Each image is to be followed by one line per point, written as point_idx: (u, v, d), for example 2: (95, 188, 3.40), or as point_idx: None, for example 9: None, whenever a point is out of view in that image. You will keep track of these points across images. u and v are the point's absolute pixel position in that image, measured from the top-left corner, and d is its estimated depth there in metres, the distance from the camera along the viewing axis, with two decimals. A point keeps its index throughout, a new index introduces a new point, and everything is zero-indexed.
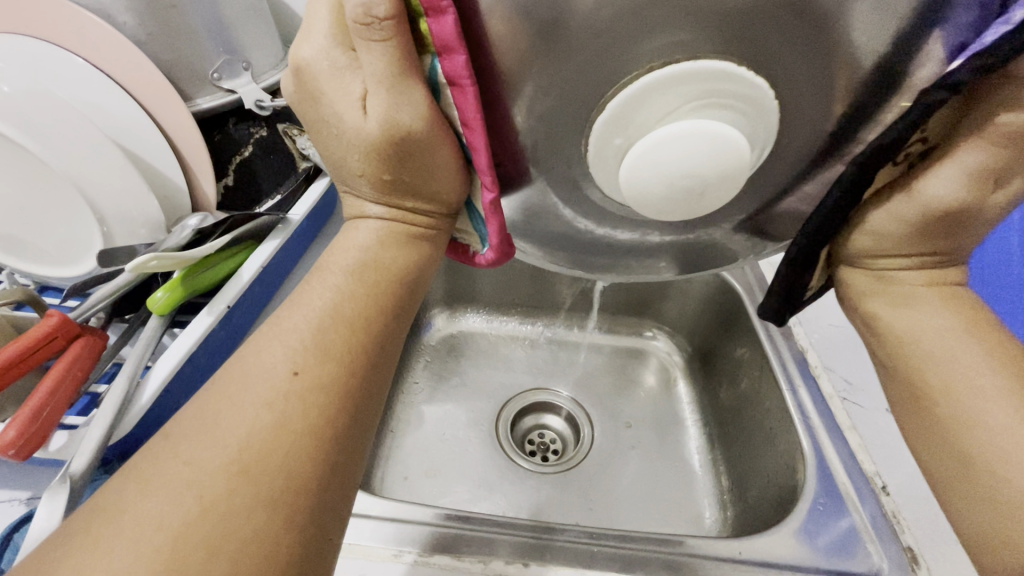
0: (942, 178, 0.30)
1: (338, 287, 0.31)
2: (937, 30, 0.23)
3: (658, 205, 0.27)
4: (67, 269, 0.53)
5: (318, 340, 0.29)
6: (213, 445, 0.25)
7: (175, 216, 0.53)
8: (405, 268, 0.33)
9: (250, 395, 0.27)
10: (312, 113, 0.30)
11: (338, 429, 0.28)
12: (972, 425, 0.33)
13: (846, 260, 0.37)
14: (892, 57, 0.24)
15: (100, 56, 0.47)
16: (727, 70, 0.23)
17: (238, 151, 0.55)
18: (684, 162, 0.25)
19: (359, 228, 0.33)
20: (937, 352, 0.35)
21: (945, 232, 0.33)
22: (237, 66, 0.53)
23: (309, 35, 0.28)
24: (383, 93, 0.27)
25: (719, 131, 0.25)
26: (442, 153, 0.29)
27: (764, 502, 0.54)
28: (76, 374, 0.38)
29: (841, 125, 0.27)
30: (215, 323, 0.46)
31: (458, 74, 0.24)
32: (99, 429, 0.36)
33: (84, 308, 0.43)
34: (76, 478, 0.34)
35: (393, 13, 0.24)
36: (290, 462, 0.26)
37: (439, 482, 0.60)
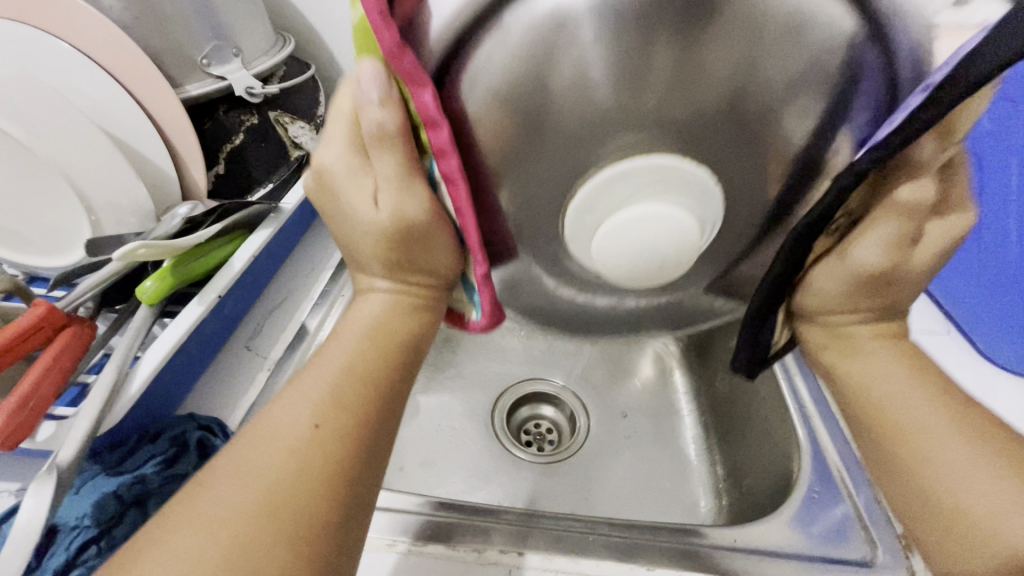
0: (866, 248, 0.34)
1: (353, 350, 0.33)
2: (843, 127, 0.28)
3: (626, 269, 0.31)
4: (54, 258, 0.52)
5: (336, 394, 0.32)
6: (246, 487, 0.28)
7: (165, 205, 0.52)
8: (409, 333, 0.35)
9: (278, 444, 0.29)
10: (330, 206, 0.34)
11: (352, 475, 0.30)
12: (925, 461, 0.35)
13: (801, 315, 0.41)
14: (809, 148, 0.29)
15: (85, 40, 0.46)
16: (675, 164, 0.28)
17: (228, 139, 0.54)
18: (647, 243, 0.30)
19: (371, 299, 0.36)
20: (899, 395, 0.37)
21: (880, 291, 0.37)
22: (227, 52, 0.52)
23: (329, 143, 0.32)
24: (394, 192, 0.31)
25: (673, 215, 0.29)
26: (441, 239, 0.33)
27: (758, 491, 0.54)
28: (64, 364, 0.38)
29: (776, 207, 0.32)
30: (205, 313, 0.46)
31: (442, 146, 0.27)
32: (87, 419, 0.36)
33: (71, 297, 0.42)
34: (64, 469, 0.34)
35: (401, 128, 0.29)
36: (311, 506, 0.28)
37: (434, 472, 0.60)
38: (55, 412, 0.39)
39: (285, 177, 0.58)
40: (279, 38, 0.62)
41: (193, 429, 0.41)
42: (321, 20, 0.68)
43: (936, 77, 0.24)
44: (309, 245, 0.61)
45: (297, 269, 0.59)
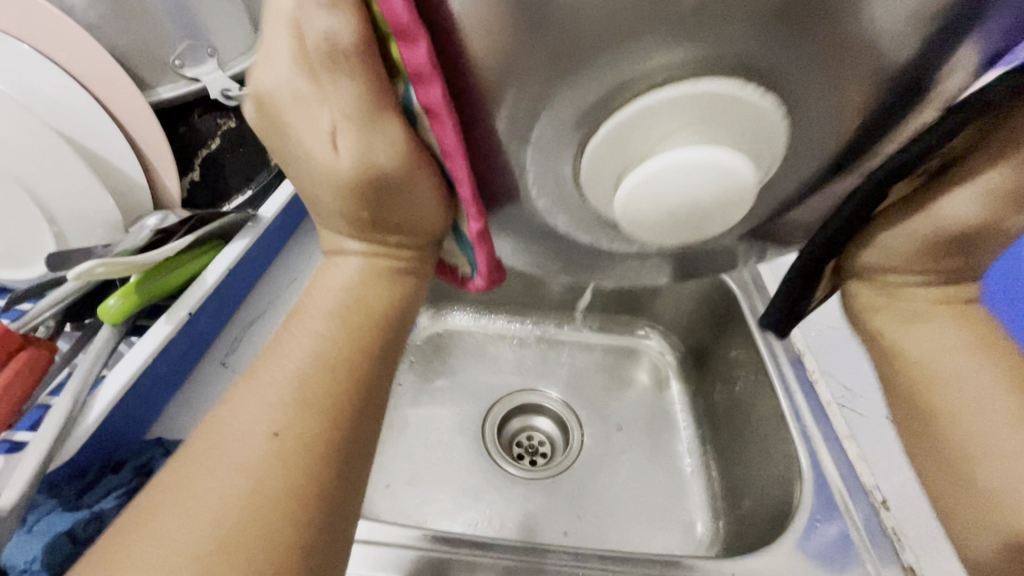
0: (956, 198, 0.29)
1: (321, 334, 0.28)
2: (971, 35, 0.21)
3: (652, 229, 0.25)
4: (14, 272, 0.49)
5: (314, 367, 0.27)
6: (187, 520, 0.23)
7: (135, 214, 0.49)
8: (387, 305, 0.30)
9: (226, 463, 0.25)
10: (278, 142, 0.27)
11: (323, 486, 0.26)
12: (974, 449, 0.32)
13: (853, 273, 0.36)
14: (918, 61, 0.21)
15: (49, 43, 0.44)
16: (736, 92, 0.20)
17: (204, 143, 0.51)
18: (679, 190, 0.23)
19: (338, 265, 0.30)
20: (946, 372, 0.33)
21: (947, 253, 0.32)
22: (201, 51, 0.49)
23: (268, 60, 0.25)
24: (358, 130, 0.24)
25: (718, 158, 0.22)
26: (423, 194, 0.26)
27: (758, 513, 0.52)
28: (14, 393, 0.36)
29: (853, 140, 0.24)
30: (174, 331, 0.43)
31: (433, 104, 0.22)
32: (35, 456, 0.34)
33: (29, 317, 0.40)
34: (6, 512, 0.32)
35: (362, 42, 0.22)
36: (271, 535, 0.24)
37: (421, 490, 0.58)
38: (13, 440, 0.37)
39: (265, 184, 0.56)
40: None
41: (159, 455, 0.39)
42: None
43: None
44: (291, 255, 0.59)
45: (279, 281, 0.57)
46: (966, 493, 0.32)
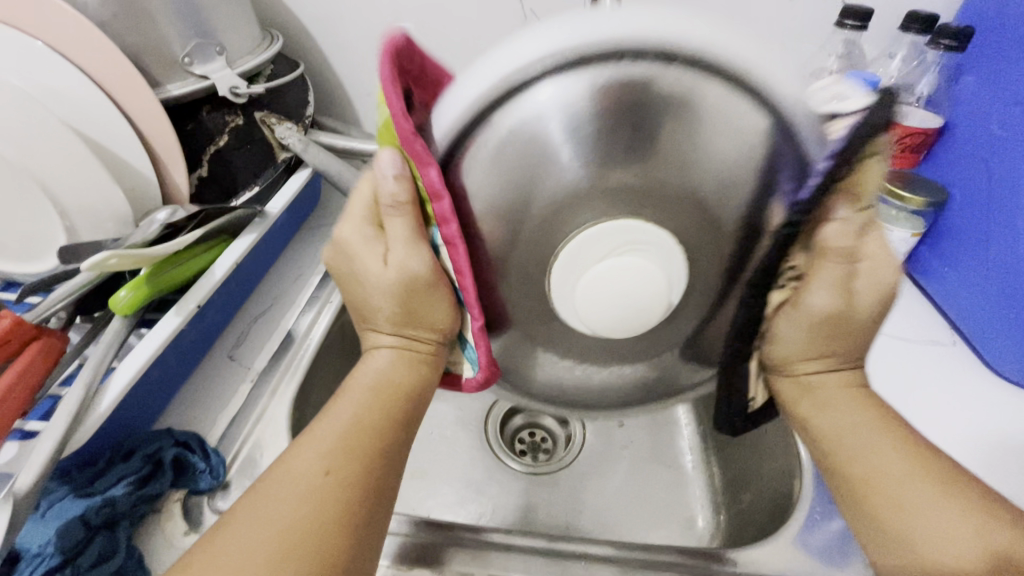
0: (818, 294, 0.34)
1: (358, 404, 0.34)
2: (775, 194, 0.27)
3: (610, 324, 0.30)
4: (28, 265, 0.50)
5: (368, 409, 0.34)
6: (266, 529, 0.29)
7: (144, 209, 0.50)
8: (412, 387, 0.35)
9: (287, 489, 0.30)
10: (346, 273, 0.36)
11: (361, 525, 0.30)
12: (899, 509, 0.34)
13: (772, 367, 0.39)
14: (754, 207, 0.28)
15: (61, 40, 0.44)
16: (633, 218, 0.27)
17: (211, 140, 0.52)
18: (619, 292, 0.28)
19: (376, 357, 0.36)
20: (851, 454, 0.36)
21: (832, 334, 0.36)
22: (210, 50, 0.50)
23: (347, 220, 0.35)
24: (402, 247, 0.32)
25: (643, 268, 0.28)
26: (442, 304, 0.33)
27: (758, 506, 0.52)
28: (29, 381, 0.36)
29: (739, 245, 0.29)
30: (184, 323, 0.44)
31: (435, 188, 0.27)
32: (49, 442, 0.34)
33: (42, 307, 0.40)
34: (22, 496, 0.32)
35: (412, 199, 0.31)
36: (324, 552, 0.28)
37: (424, 483, 0.59)
38: (25, 428, 0.38)
39: (272, 179, 0.57)
40: (267, 36, 0.60)
41: (168, 446, 0.40)
42: (312, 16, 0.66)
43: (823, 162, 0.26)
44: (297, 254, 0.60)
45: (283, 276, 0.58)
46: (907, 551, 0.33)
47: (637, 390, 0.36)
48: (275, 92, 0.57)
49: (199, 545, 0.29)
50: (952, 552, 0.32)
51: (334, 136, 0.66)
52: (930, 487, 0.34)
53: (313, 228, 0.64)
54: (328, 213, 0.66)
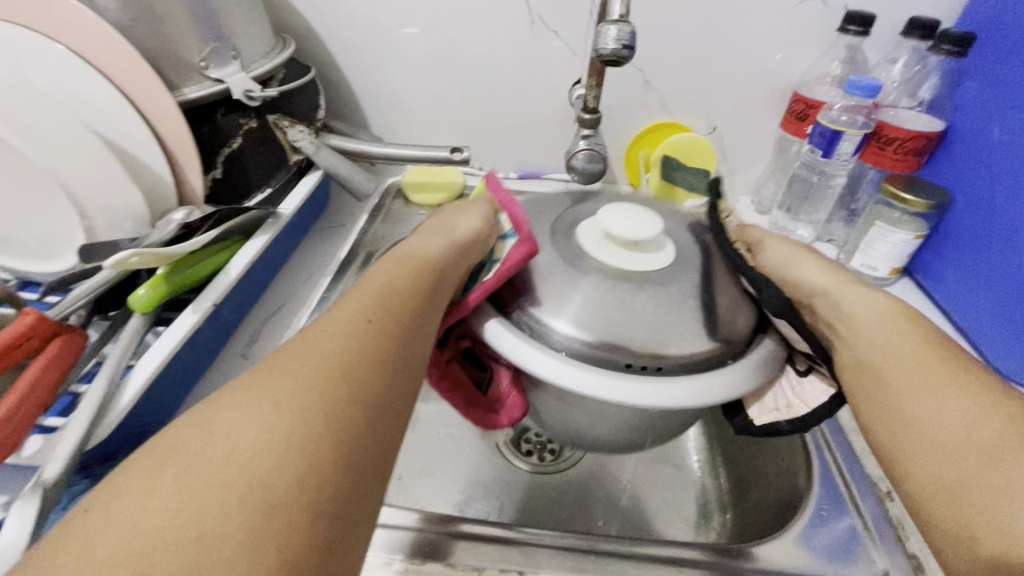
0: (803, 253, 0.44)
1: (346, 332, 0.31)
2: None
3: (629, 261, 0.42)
4: (46, 264, 0.52)
5: (382, 300, 0.35)
6: (222, 448, 0.25)
7: (160, 209, 0.51)
8: (442, 257, 0.41)
9: (255, 406, 0.27)
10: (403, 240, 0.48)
11: (340, 448, 0.26)
12: (922, 401, 0.34)
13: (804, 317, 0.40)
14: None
15: (82, 43, 0.45)
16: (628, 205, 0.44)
17: (226, 142, 0.53)
18: (629, 222, 0.42)
19: (416, 241, 0.43)
20: (887, 358, 0.37)
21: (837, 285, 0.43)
22: (225, 54, 0.51)
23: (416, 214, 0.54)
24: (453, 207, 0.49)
25: (645, 217, 0.43)
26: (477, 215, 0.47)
27: (764, 505, 0.53)
28: (53, 375, 0.37)
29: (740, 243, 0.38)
30: (201, 320, 0.45)
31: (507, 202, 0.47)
32: (75, 434, 0.35)
33: (62, 305, 0.41)
34: (49, 486, 0.33)
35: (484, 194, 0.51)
36: (289, 472, 0.24)
37: (432, 482, 0.59)
38: (45, 423, 0.38)
39: (284, 181, 0.59)
40: (279, 41, 0.61)
41: None
42: (324, 22, 0.67)
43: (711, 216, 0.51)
44: (306, 253, 0.62)
45: (293, 279, 0.59)
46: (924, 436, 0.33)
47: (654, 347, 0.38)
48: (287, 96, 0.58)
49: (182, 421, 0.27)
50: (975, 439, 0.32)
51: (344, 139, 0.67)
52: (948, 396, 0.34)
53: (322, 234, 0.66)
54: (337, 212, 0.69)
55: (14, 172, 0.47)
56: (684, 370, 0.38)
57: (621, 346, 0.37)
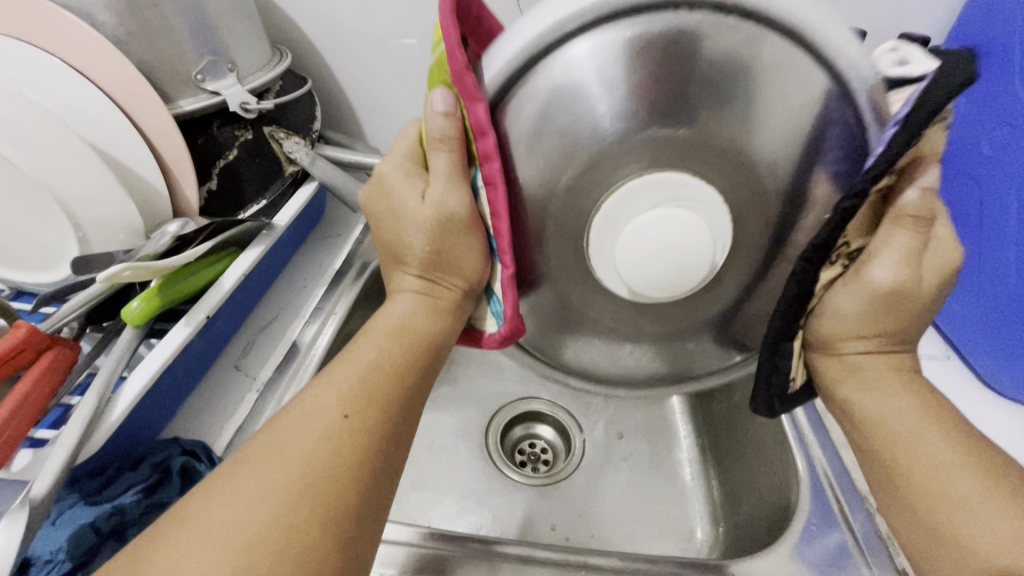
0: (882, 262, 0.32)
1: (342, 394, 0.33)
2: (815, 167, 0.30)
3: (644, 277, 0.31)
4: (40, 275, 0.52)
5: (363, 388, 0.34)
6: (223, 528, 0.27)
7: (156, 221, 0.51)
8: (430, 336, 0.37)
9: (253, 481, 0.29)
10: (380, 205, 0.38)
11: (334, 526, 0.29)
12: (942, 497, 0.32)
13: (813, 346, 0.36)
14: (795, 181, 0.30)
15: (78, 57, 0.46)
16: (671, 178, 0.29)
17: (222, 154, 0.53)
18: (662, 242, 0.30)
19: (397, 301, 0.38)
20: (910, 443, 0.34)
21: (896, 313, 0.33)
22: (222, 67, 0.52)
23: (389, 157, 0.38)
24: (441, 184, 0.34)
25: (687, 223, 0.30)
26: (472, 237, 0.35)
27: (755, 518, 0.53)
28: (44, 389, 0.37)
29: (777, 231, 0.31)
30: (192, 334, 0.45)
31: (481, 123, 0.29)
32: (65, 449, 0.35)
33: (54, 318, 0.41)
34: (37, 502, 0.33)
35: (458, 135, 0.32)
36: (282, 557, 0.27)
37: (426, 494, 0.59)
38: (35, 436, 0.38)
39: (278, 193, 0.59)
40: (276, 53, 0.62)
41: (176, 454, 0.41)
42: (320, 33, 0.68)
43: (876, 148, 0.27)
44: (303, 262, 0.62)
45: (286, 289, 0.59)
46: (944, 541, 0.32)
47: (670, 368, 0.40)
48: (283, 108, 0.58)
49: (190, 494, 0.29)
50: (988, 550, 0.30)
51: (341, 150, 0.67)
52: (972, 477, 0.32)
53: (318, 239, 0.65)
54: (333, 220, 0.67)
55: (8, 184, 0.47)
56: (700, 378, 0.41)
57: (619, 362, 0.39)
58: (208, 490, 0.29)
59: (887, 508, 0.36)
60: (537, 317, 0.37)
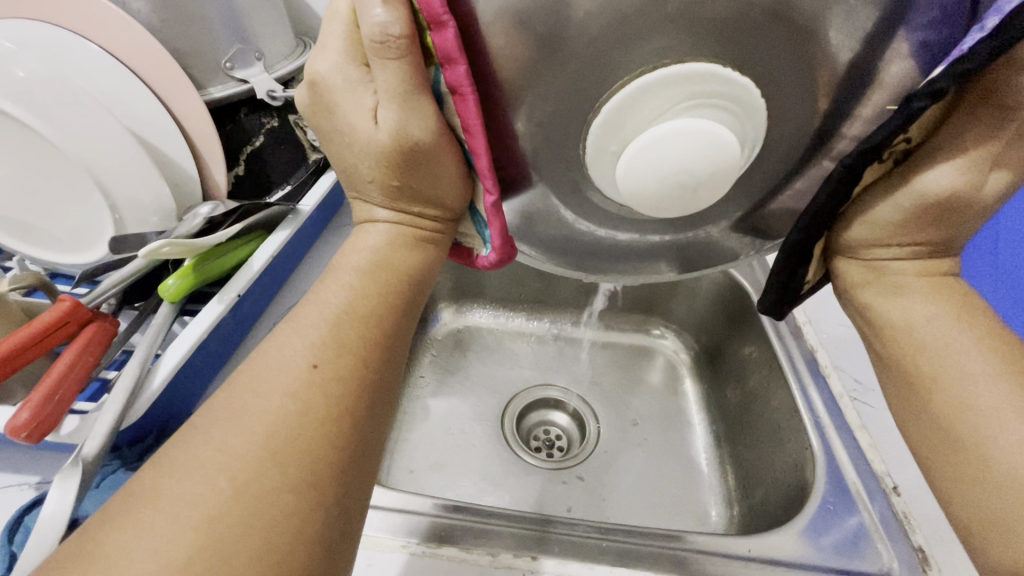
0: (941, 168, 0.31)
1: (319, 327, 0.31)
2: (899, 30, 0.25)
3: (653, 201, 0.29)
4: (74, 256, 0.54)
5: (334, 335, 0.31)
6: (212, 465, 0.26)
7: (186, 204, 0.53)
8: (413, 268, 0.35)
9: (251, 415, 0.28)
10: (327, 123, 0.33)
11: (333, 459, 0.28)
12: (960, 410, 0.32)
13: (840, 251, 0.38)
14: (862, 56, 0.26)
15: (114, 43, 0.47)
16: (711, 70, 0.25)
17: (248, 140, 0.55)
18: (680, 160, 0.27)
19: (370, 231, 0.36)
20: (944, 360, 0.34)
21: (938, 220, 0.33)
22: (250, 55, 0.53)
23: (324, 51, 0.31)
24: (395, 107, 0.29)
25: (712, 130, 0.26)
26: (447, 160, 0.32)
27: (771, 500, 0.54)
28: (88, 358, 0.39)
29: (826, 118, 0.29)
30: (225, 311, 0.47)
31: (435, 13, 0.24)
32: (112, 414, 0.37)
33: (96, 293, 0.43)
34: (89, 461, 0.35)
35: (407, 31, 0.26)
36: (281, 487, 0.26)
37: (444, 475, 0.60)
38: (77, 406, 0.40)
39: (303, 180, 0.59)
40: (300, 43, 0.63)
41: None
42: None
43: (990, 22, 0.24)
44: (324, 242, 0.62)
45: (312, 269, 0.59)
46: (961, 462, 0.32)
47: (682, 262, 0.40)
48: None
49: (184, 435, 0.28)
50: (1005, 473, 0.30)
51: None
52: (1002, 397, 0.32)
53: (344, 221, 0.65)
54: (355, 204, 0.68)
55: (45, 167, 0.49)
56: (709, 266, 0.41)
57: (631, 263, 0.39)
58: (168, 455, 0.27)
59: (907, 429, 0.36)
60: (543, 246, 0.37)
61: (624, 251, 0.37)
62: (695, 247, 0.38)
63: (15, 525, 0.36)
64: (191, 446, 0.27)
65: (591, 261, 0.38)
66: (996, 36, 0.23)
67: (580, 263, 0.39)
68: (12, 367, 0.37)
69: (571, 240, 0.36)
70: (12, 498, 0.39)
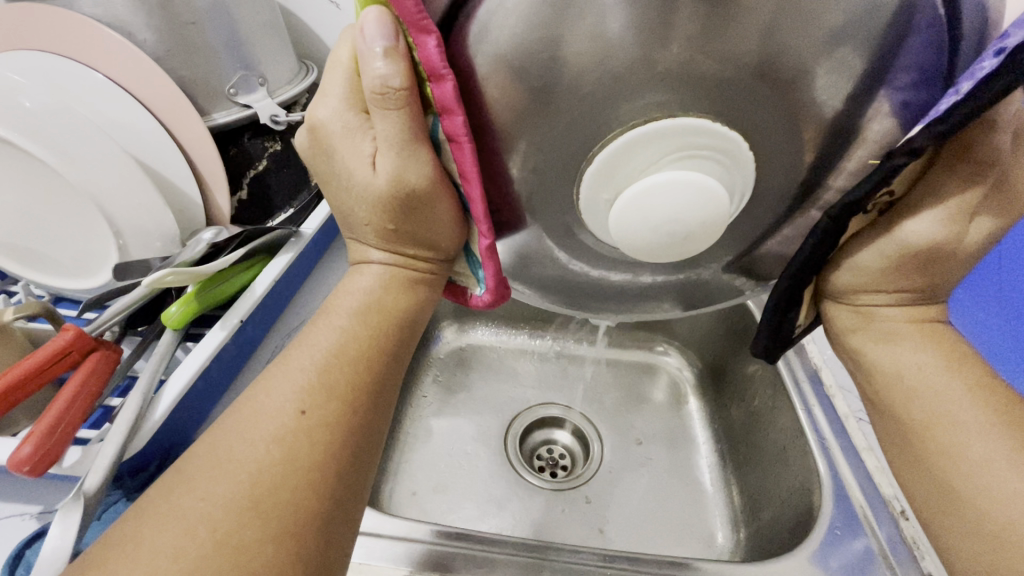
0: (923, 219, 0.32)
1: (308, 373, 0.31)
2: (880, 90, 0.26)
3: (644, 247, 0.29)
4: (76, 281, 0.54)
5: (324, 378, 0.31)
6: (197, 513, 0.26)
7: (189, 230, 0.54)
8: (406, 310, 0.36)
9: (241, 460, 0.28)
10: (325, 167, 0.34)
11: (319, 510, 0.28)
12: (956, 453, 0.32)
13: (829, 294, 0.38)
14: (846, 113, 0.27)
15: (118, 72, 0.48)
16: (699, 125, 0.26)
17: (252, 164, 0.55)
18: (669, 211, 0.27)
19: (364, 273, 0.36)
20: (934, 406, 0.34)
21: (923, 268, 0.34)
22: (253, 81, 0.54)
23: (325, 98, 0.32)
24: (393, 155, 0.29)
25: (703, 181, 0.27)
26: (443, 206, 0.32)
27: (778, 524, 0.53)
28: (91, 389, 0.39)
29: (810, 172, 0.29)
30: (228, 337, 0.47)
31: (435, 67, 0.25)
32: (114, 445, 0.37)
33: (97, 322, 0.44)
34: (90, 495, 0.35)
35: (407, 84, 0.27)
36: (263, 540, 0.26)
37: (448, 498, 0.59)
38: (79, 436, 0.40)
39: (307, 203, 0.60)
40: (302, 67, 0.64)
41: None
42: None
43: (963, 86, 0.24)
44: (328, 265, 0.62)
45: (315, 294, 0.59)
46: (960, 505, 0.32)
47: (685, 300, 0.40)
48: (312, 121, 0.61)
49: (172, 475, 0.28)
50: (1010, 520, 0.30)
51: None
52: (989, 444, 0.32)
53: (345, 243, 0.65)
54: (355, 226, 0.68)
55: (50, 195, 0.49)
56: (710, 304, 0.41)
57: (632, 303, 0.39)
58: (165, 492, 0.27)
59: (897, 465, 0.36)
60: (539, 285, 0.38)
61: (622, 290, 0.37)
62: (696, 287, 0.38)
63: (15, 559, 0.36)
64: (177, 490, 0.27)
65: (591, 297, 0.38)
66: (971, 99, 0.24)
67: (579, 302, 0.39)
68: (18, 397, 0.37)
69: (568, 280, 0.36)
70: (13, 529, 0.39)
